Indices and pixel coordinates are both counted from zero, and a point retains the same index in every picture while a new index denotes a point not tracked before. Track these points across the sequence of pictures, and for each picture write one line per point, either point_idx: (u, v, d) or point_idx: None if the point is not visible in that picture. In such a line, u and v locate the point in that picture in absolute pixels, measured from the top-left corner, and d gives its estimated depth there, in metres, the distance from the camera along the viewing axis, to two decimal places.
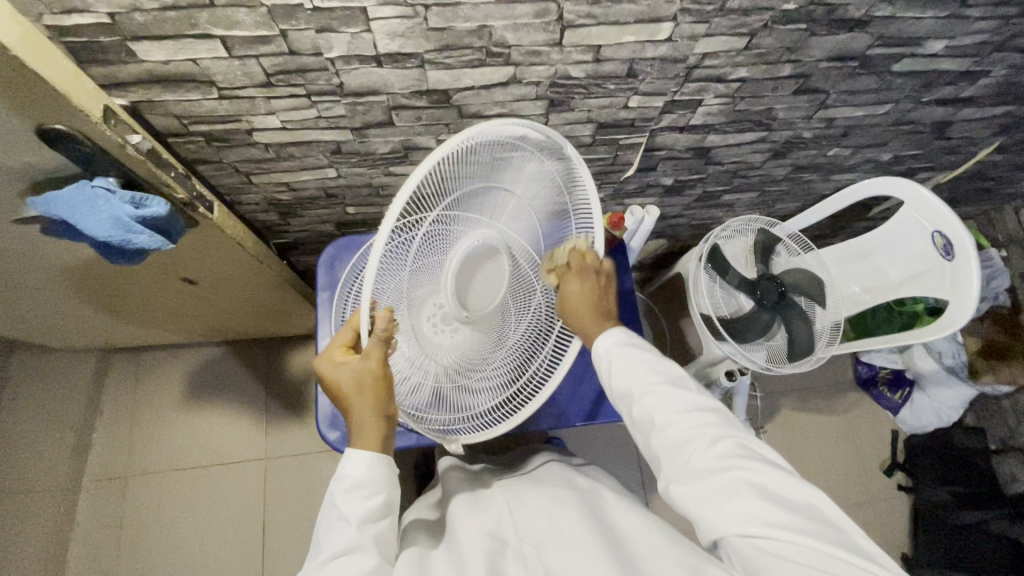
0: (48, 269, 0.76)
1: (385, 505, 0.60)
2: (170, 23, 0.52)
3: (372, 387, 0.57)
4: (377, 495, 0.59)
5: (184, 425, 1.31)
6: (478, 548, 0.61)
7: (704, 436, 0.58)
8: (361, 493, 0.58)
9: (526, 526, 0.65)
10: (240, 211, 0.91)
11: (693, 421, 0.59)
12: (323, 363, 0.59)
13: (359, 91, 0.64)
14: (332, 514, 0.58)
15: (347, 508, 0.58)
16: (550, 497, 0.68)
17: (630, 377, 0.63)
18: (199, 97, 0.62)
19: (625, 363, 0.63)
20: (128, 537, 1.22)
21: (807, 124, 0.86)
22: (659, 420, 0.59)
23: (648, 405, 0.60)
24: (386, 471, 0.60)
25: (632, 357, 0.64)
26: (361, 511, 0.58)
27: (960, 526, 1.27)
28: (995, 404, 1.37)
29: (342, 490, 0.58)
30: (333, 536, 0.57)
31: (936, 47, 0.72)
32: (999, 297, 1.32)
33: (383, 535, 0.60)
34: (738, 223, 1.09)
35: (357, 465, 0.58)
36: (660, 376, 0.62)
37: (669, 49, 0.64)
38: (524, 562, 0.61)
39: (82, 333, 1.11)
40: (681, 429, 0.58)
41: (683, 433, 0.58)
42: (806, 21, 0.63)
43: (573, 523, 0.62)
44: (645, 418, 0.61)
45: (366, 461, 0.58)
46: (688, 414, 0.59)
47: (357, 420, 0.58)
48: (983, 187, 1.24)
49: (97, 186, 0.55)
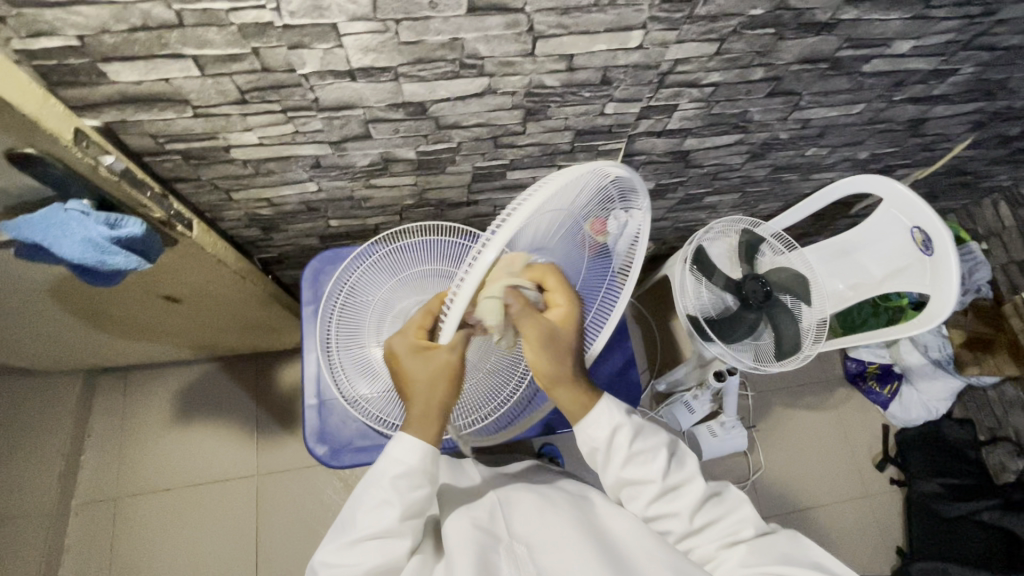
0: (27, 291, 0.75)
1: (422, 499, 0.63)
2: (140, 45, 0.52)
3: (446, 381, 0.58)
4: (420, 487, 0.63)
5: (173, 444, 1.29)
6: (473, 542, 0.65)
7: (726, 528, 0.69)
8: (406, 484, 0.62)
9: (518, 524, 0.70)
10: (223, 227, 0.91)
11: (721, 515, 0.69)
12: (401, 348, 0.59)
13: (336, 105, 0.64)
14: (375, 496, 0.62)
15: (394, 493, 0.61)
16: (540, 498, 0.73)
17: (646, 472, 0.69)
18: (174, 116, 0.62)
19: (641, 454, 0.69)
20: (117, 561, 1.20)
21: (783, 125, 0.87)
22: (681, 515, 0.68)
23: (673, 499, 0.69)
24: (432, 464, 0.63)
25: (655, 449, 0.70)
26: (406, 501, 0.62)
27: (949, 517, 1.28)
28: (983, 395, 1.40)
29: (390, 476, 0.61)
30: (371, 520, 0.61)
31: (904, 47, 0.73)
32: (982, 289, 1.35)
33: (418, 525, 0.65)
34: (720, 225, 1.09)
35: (413, 452, 0.61)
36: (684, 472, 0.70)
37: (642, 56, 0.65)
38: (515, 560, 0.65)
39: (66, 354, 1.09)
40: (704, 523, 0.69)
41: (705, 531, 0.69)
42: (775, 26, 0.64)
43: (563, 525, 0.68)
44: (664, 511, 0.69)
45: (419, 451, 0.61)
46: (715, 515, 0.69)
47: (421, 411, 0.60)
48: (962, 181, 1.26)
49: (71, 209, 0.55)
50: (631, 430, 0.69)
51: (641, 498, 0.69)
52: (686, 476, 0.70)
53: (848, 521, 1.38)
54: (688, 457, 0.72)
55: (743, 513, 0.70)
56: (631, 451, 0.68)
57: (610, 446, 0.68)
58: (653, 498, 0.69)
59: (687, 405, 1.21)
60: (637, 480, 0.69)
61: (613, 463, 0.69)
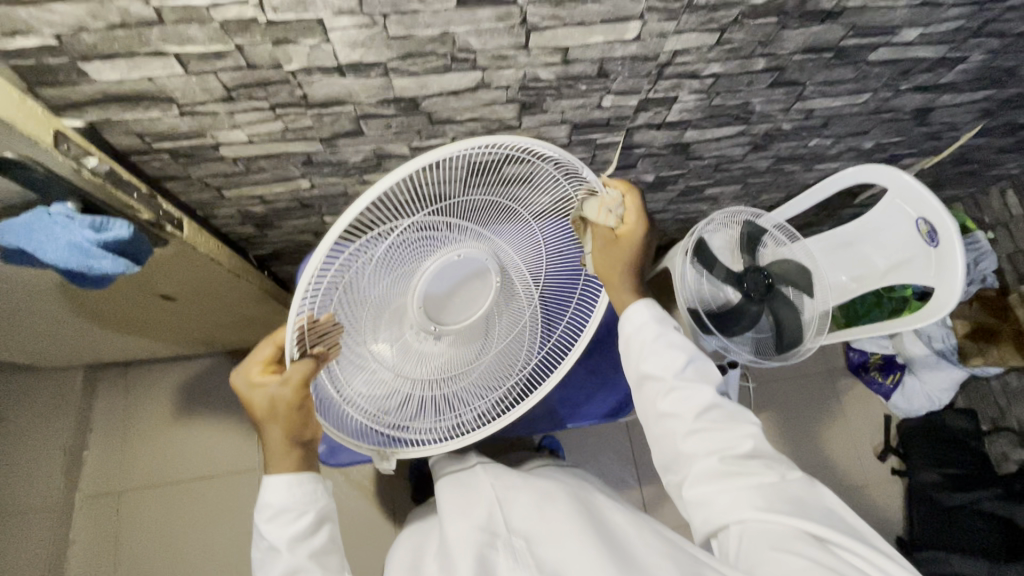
0: (18, 291, 0.74)
1: (317, 519, 0.61)
2: (119, 42, 0.50)
3: (285, 413, 0.56)
4: (305, 514, 0.60)
5: (175, 438, 1.30)
6: (468, 539, 0.65)
7: (730, 442, 0.65)
8: (286, 518, 0.59)
9: (517, 520, 0.68)
10: (215, 225, 0.90)
11: (726, 428, 0.65)
12: (240, 383, 0.59)
13: (325, 101, 0.63)
14: (263, 543, 0.60)
15: (273, 534, 0.59)
16: (539, 492, 0.73)
17: (660, 365, 0.67)
18: (159, 114, 0.61)
19: (665, 350, 0.68)
20: (122, 555, 1.21)
21: (786, 116, 0.85)
22: (685, 418, 0.66)
23: (678, 402, 0.66)
24: (310, 488, 0.61)
25: (679, 348, 0.68)
26: (288, 534, 0.59)
27: (949, 506, 1.27)
28: (986, 385, 1.38)
29: (265, 519, 0.59)
30: (270, 568, 0.59)
31: (911, 35, 0.71)
32: (987, 279, 1.33)
33: (321, 550, 0.61)
34: (722, 215, 1.06)
35: (278, 491, 0.59)
36: (701, 380, 0.68)
37: (639, 48, 0.63)
38: (513, 553, 0.64)
39: (66, 351, 1.09)
40: (709, 430, 0.65)
41: (708, 438, 0.65)
42: (777, 15, 0.62)
43: (564, 521, 0.67)
44: (671, 412, 0.66)
45: (291, 485, 0.59)
46: (725, 426, 0.66)
47: (270, 446, 0.58)
48: (969, 170, 1.24)
49: (55, 213, 0.55)
50: (660, 324, 0.69)
51: (656, 395, 0.67)
52: (703, 385, 0.67)
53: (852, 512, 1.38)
54: (708, 367, 0.70)
55: (746, 429, 0.66)
56: (654, 343, 0.68)
57: (639, 331, 0.69)
58: (662, 398, 0.67)
59: None
60: (655, 376, 0.67)
61: (635, 355, 0.70)
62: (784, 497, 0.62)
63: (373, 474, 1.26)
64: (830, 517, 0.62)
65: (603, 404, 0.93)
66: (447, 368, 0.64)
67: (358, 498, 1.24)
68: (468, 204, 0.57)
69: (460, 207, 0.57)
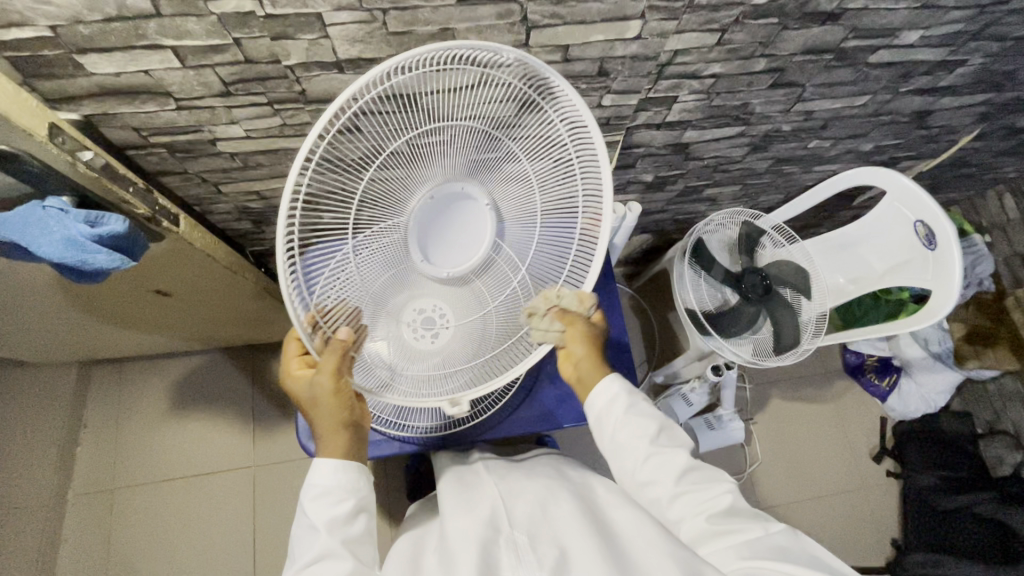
0: (12, 285, 0.74)
1: (357, 508, 0.59)
2: (116, 35, 0.50)
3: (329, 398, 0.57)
4: (345, 500, 0.58)
5: (170, 434, 1.29)
6: (467, 537, 0.64)
7: (709, 502, 0.65)
8: (327, 501, 0.58)
9: (519, 517, 0.68)
10: (212, 221, 0.89)
11: (702, 488, 0.66)
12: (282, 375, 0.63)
13: (323, 97, 0.62)
14: (303, 523, 0.58)
15: (314, 515, 0.57)
16: (541, 492, 0.73)
17: (633, 436, 0.69)
18: (156, 108, 0.60)
19: (635, 421, 0.70)
20: (116, 551, 1.20)
21: (785, 117, 0.85)
22: (666, 484, 0.67)
23: (655, 470, 0.68)
24: (354, 474, 0.60)
25: (648, 417, 0.70)
26: (328, 515, 0.57)
27: (946, 509, 1.28)
28: (983, 389, 1.38)
29: (310, 497, 0.58)
30: (304, 548, 0.57)
31: (911, 37, 0.71)
32: (983, 283, 1.33)
33: (355, 539, 0.58)
34: (721, 216, 1.06)
35: (324, 473, 0.58)
36: (675, 445, 0.69)
37: (640, 47, 0.63)
38: (516, 547, 0.63)
39: (61, 346, 1.08)
40: (689, 494, 0.66)
41: (689, 500, 0.66)
42: (778, 16, 0.62)
43: (567, 516, 0.67)
44: (650, 480, 0.68)
45: (334, 468, 0.59)
46: (703, 487, 0.67)
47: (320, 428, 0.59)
48: (967, 173, 1.24)
49: (50, 207, 0.55)
50: (628, 398, 0.71)
51: (634, 464, 0.68)
52: (676, 449, 0.69)
53: (848, 512, 1.38)
54: (678, 432, 0.72)
55: (724, 487, 0.67)
56: (624, 415, 0.70)
57: (609, 406, 0.71)
58: (640, 465, 0.68)
59: (685, 399, 1.18)
60: (628, 446, 0.69)
61: (607, 429, 0.71)
62: (768, 545, 0.60)
63: (370, 473, 1.26)
64: (821, 562, 0.58)
65: None
66: (445, 369, 0.61)
67: None
68: (438, 144, 0.56)
69: (430, 141, 0.56)
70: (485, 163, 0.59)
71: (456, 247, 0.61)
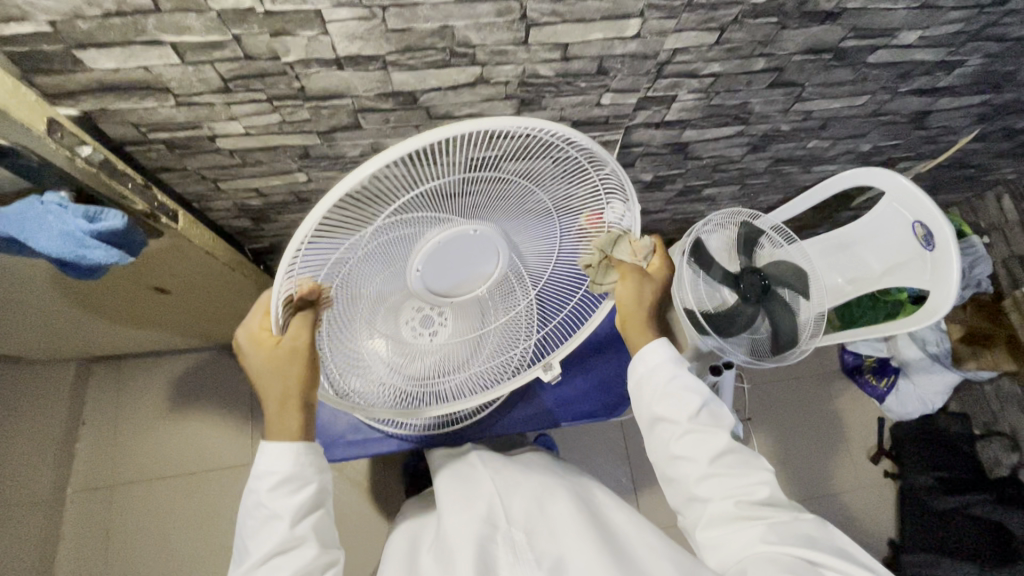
0: (10, 281, 0.74)
1: (316, 497, 0.60)
2: (115, 30, 0.50)
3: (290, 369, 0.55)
4: (307, 486, 0.59)
5: (168, 432, 1.29)
6: (467, 533, 0.64)
7: (745, 488, 0.65)
8: (289, 488, 0.58)
9: (516, 515, 0.68)
10: (211, 218, 0.89)
11: (741, 475, 0.65)
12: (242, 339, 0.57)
13: (323, 94, 0.62)
14: (261, 513, 0.58)
15: (274, 504, 0.58)
16: (538, 488, 0.72)
17: (672, 408, 0.66)
18: (155, 104, 0.60)
19: (678, 393, 0.67)
20: (112, 548, 1.20)
21: (784, 117, 0.85)
22: (699, 462, 0.65)
23: (691, 447, 0.66)
24: (313, 458, 0.60)
25: (693, 391, 0.67)
26: (292, 506, 0.58)
27: (941, 510, 1.28)
28: (979, 390, 1.38)
29: (269, 486, 0.58)
30: (266, 537, 0.58)
31: (910, 38, 0.71)
32: (982, 284, 1.32)
33: (321, 524, 0.61)
34: (719, 216, 1.04)
35: (279, 456, 0.58)
36: (716, 422, 0.67)
37: (639, 46, 0.63)
38: (514, 550, 0.63)
39: (59, 343, 1.08)
40: (722, 477, 0.65)
41: (720, 482, 0.65)
42: (777, 15, 0.62)
43: (564, 517, 0.67)
44: (684, 455, 0.66)
45: (289, 452, 0.58)
46: (742, 472, 0.65)
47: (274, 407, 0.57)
48: (966, 175, 1.25)
49: (48, 202, 0.55)
50: (674, 367, 0.67)
51: (669, 437, 0.67)
52: (716, 429, 0.66)
53: (846, 513, 1.39)
54: (722, 411, 0.69)
55: (760, 475, 0.66)
56: (668, 386, 0.67)
57: (654, 371, 0.68)
58: (676, 438, 0.66)
59: None
60: (666, 419, 0.67)
61: (647, 395, 0.68)
62: (796, 533, 0.63)
63: (367, 472, 1.26)
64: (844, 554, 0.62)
65: (599, 402, 0.93)
66: (440, 365, 0.65)
67: (352, 495, 1.24)
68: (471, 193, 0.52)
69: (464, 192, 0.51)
70: (503, 196, 0.54)
71: (473, 263, 0.58)
